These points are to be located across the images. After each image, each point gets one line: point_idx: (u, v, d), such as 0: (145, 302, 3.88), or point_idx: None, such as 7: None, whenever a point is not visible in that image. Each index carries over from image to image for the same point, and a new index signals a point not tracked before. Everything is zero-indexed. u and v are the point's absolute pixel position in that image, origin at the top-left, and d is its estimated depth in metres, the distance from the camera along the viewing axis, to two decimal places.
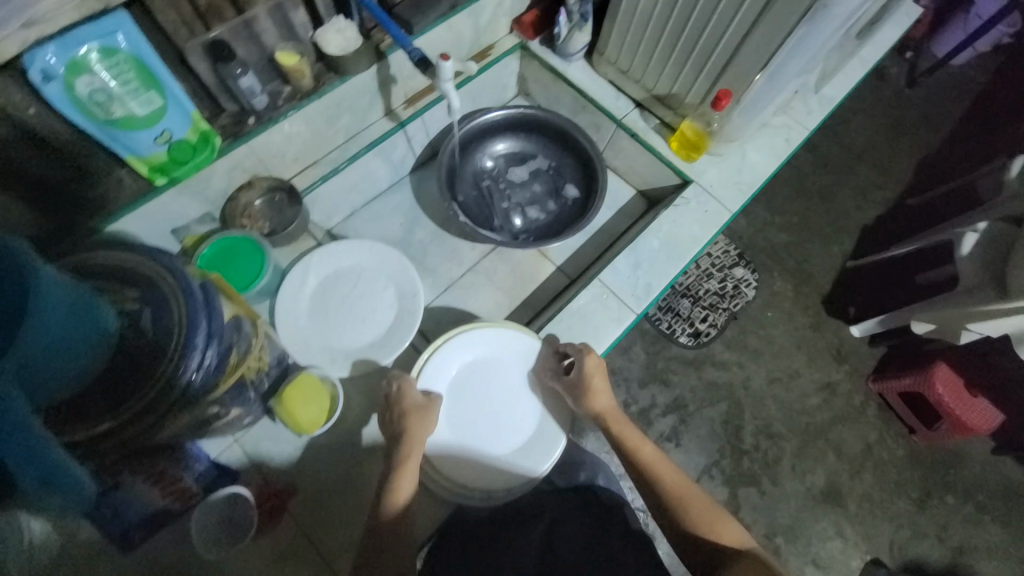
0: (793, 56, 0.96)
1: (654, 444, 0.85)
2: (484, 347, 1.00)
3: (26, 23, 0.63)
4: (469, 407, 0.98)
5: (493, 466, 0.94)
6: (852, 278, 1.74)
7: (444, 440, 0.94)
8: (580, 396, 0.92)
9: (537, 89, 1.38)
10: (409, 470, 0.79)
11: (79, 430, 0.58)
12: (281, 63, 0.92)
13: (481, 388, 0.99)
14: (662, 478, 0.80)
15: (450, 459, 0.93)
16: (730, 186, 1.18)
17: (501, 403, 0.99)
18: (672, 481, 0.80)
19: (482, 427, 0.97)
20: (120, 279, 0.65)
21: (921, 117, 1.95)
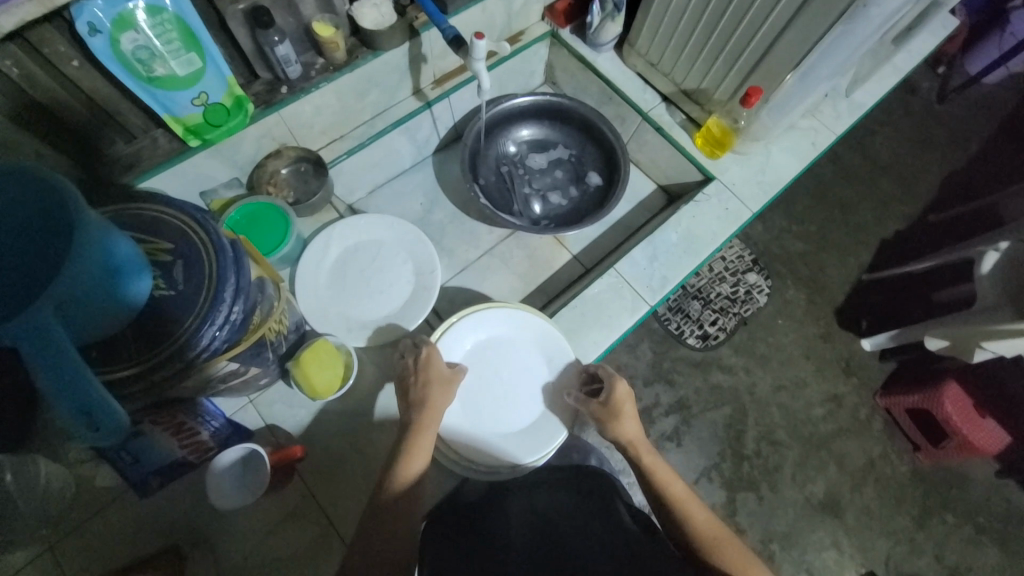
0: (828, 56, 0.95)
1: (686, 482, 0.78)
2: (499, 328, 1.02)
3: None
4: (479, 384, 1.00)
5: (500, 443, 0.95)
6: (867, 290, 1.72)
7: (453, 415, 0.96)
8: (606, 423, 0.86)
9: (564, 78, 1.38)
10: (420, 443, 0.79)
11: (112, 370, 0.60)
12: (316, 33, 0.92)
13: (493, 368, 1.00)
14: (690, 517, 0.74)
15: (458, 435, 0.94)
16: (753, 185, 1.18)
17: (511, 384, 1.01)
18: (702, 521, 0.73)
19: (491, 405, 0.99)
20: (155, 231, 0.67)
21: (949, 133, 1.92)
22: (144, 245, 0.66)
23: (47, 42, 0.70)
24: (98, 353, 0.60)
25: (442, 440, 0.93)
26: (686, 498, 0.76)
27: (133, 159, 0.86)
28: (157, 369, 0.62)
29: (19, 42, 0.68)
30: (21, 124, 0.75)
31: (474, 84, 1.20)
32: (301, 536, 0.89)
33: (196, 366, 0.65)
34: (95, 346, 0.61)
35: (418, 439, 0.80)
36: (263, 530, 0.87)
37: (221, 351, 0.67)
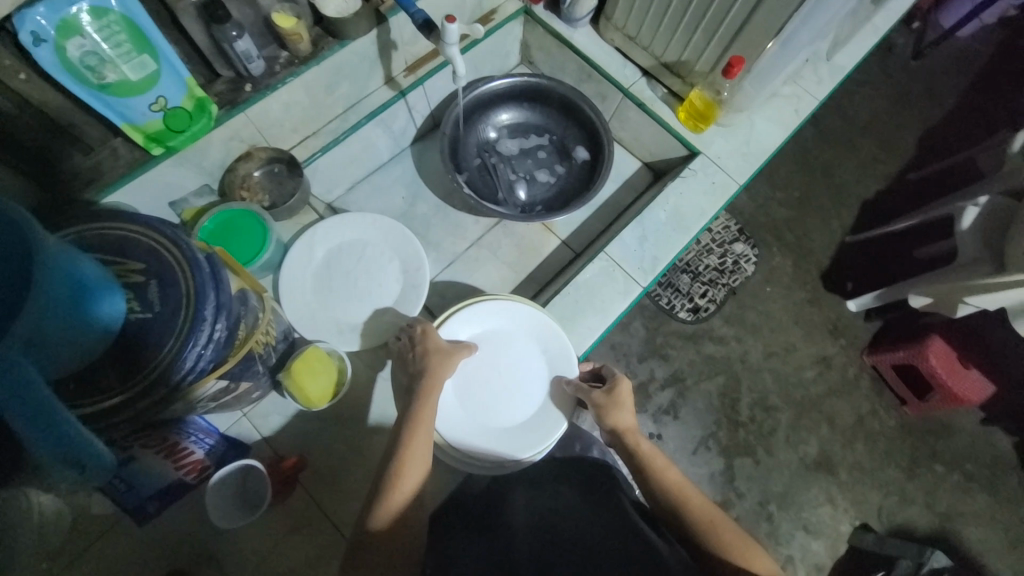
0: (809, 21, 0.93)
1: (680, 470, 0.78)
2: (495, 319, 1.00)
3: None
4: (477, 378, 0.99)
5: (502, 436, 0.96)
6: (852, 253, 1.74)
7: (451, 408, 0.95)
8: (602, 413, 0.87)
9: (540, 57, 1.34)
10: (418, 449, 0.74)
11: (91, 404, 0.58)
12: (278, 25, 0.87)
13: (490, 361, 1.00)
14: (690, 503, 0.73)
15: (457, 429, 0.94)
16: (738, 157, 1.16)
17: (508, 376, 1.00)
18: (698, 506, 0.73)
19: (489, 399, 0.99)
20: (124, 251, 0.64)
21: (926, 89, 1.92)
22: (113, 267, 0.63)
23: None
24: (76, 386, 0.58)
25: (441, 434, 0.93)
26: (680, 485, 0.76)
27: (94, 173, 0.81)
28: (143, 396, 0.59)
29: None
30: None
31: (448, 70, 1.16)
32: (309, 542, 0.88)
33: (184, 389, 0.62)
34: (72, 379, 0.58)
35: (426, 404, 0.79)
36: (269, 540, 0.87)
37: (208, 369, 0.65)
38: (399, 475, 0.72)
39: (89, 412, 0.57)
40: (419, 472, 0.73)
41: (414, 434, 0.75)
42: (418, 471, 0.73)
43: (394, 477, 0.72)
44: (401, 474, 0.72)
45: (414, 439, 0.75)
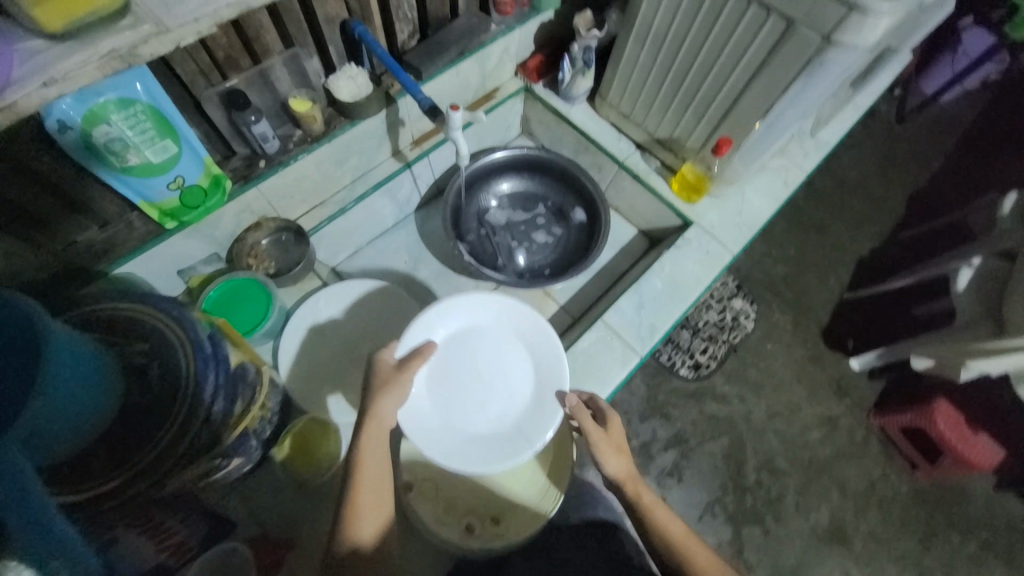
0: (790, 111, 0.99)
1: (684, 521, 0.75)
2: (461, 322, 0.99)
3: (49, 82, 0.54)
4: (456, 384, 0.96)
5: (493, 441, 0.92)
6: (850, 310, 1.75)
7: (434, 417, 0.92)
8: (600, 458, 0.81)
9: (539, 130, 1.41)
10: (368, 481, 0.72)
11: (82, 490, 0.58)
12: (294, 109, 0.94)
13: (467, 361, 0.98)
14: (694, 557, 0.71)
15: (441, 439, 0.90)
16: (731, 228, 1.20)
17: (489, 377, 0.98)
18: (701, 560, 0.70)
19: (472, 401, 0.95)
20: (131, 331, 0.65)
21: (911, 152, 2.00)
22: (117, 350, 0.64)
23: (18, 145, 0.68)
24: (70, 470, 0.58)
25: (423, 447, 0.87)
26: (682, 535, 0.73)
27: (107, 245, 0.84)
28: (131, 485, 0.59)
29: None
30: None
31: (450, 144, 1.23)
32: None
33: (173, 477, 0.62)
34: (67, 463, 0.58)
35: (368, 433, 0.74)
36: None
37: (202, 454, 0.65)
38: (353, 506, 0.70)
39: (81, 501, 0.57)
40: (370, 518, 0.70)
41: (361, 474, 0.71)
42: (364, 523, 0.69)
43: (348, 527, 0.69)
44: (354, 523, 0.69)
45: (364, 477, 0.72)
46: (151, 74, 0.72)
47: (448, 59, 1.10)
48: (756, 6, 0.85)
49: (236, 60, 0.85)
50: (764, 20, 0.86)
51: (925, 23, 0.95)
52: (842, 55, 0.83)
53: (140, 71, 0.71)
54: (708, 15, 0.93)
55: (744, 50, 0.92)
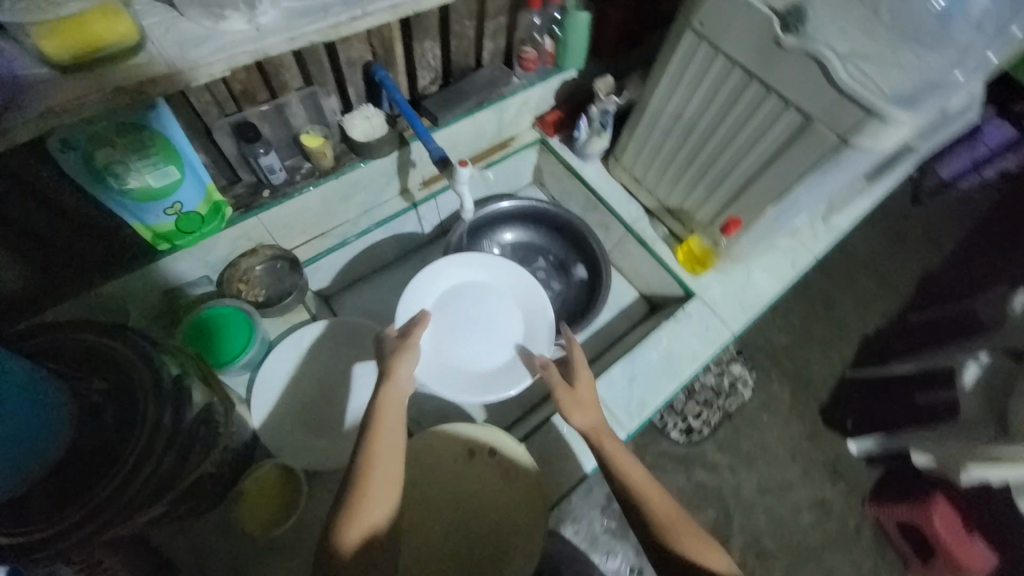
0: (800, 201, 0.98)
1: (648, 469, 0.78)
2: (457, 276, 1.07)
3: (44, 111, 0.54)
4: (453, 332, 1.04)
5: (490, 380, 0.99)
6: (853, 390, 1.68)
7: (444, 360, 1.01)
8: (566, 412, 0.83)
9: (551, 181, 1.41)
10: (383, 433, 0.73)
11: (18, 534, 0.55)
12: (305, 144, 0.94)
13: (468, 308, 1.06)
14: (654, 500, 0.74)
15: (441, 380, 0.97)
16: (735, 306, 1.17)
17: (485, 325, 1.05)
18: (663, 506, 0.74)
19: (469, 346, 1.03)
20: (92, 367, 0.64)
21: (923, 234, 1.97)
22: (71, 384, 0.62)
23: (21, 162, 0.68)
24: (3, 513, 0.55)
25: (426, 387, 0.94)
26: (646, 486, 0.76)
27: (96, 261, 0.83)
28: (74, 531, 0.56)
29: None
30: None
31: (450, 193, 1.23)
32: None
33: (123, 520, 0.59)
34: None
35: (388, 392, 0.78)
36: None
37: (147, 503, 0.62)
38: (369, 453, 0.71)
39: (14, 546, 0.54)
40: (371, 506, 0.67)
41: (372, 456, 0.70)
42: (362, 517, 0.65)
43: (341, 526, 0.65)
44: (353, 521, 0.65)
45: (370, 459, 0.69)
46: (166, 109, 0.73)
47: (465, 108, 1.10)
48: (774, 98, 0.85)
49: (253, 94, 0.86)
50: (781, 112, 0.86)
51: (948, 127, 0.92)
52: (857, 156, 0.82)
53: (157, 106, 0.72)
54: (726, 99, 0.93)
55: (760, 137, 0.92)
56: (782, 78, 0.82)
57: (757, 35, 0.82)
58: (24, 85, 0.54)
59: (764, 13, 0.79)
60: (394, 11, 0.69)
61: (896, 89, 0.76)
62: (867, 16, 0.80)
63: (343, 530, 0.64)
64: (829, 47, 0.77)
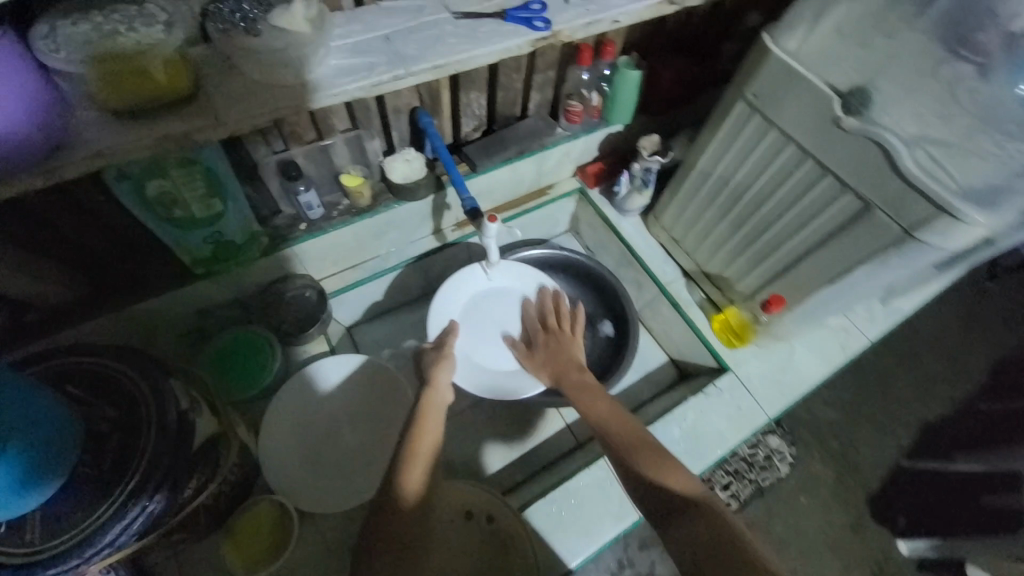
0: (851, 288, 0.90)
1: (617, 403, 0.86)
2: (483, 282, 1.12)
3: (95, 154, 0.58)
4: (482, 332, 1.11)
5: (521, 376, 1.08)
6: (907, 483, 1.50)
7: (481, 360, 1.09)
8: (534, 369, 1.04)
9: (587, 231, 1.38)
10: (428, 423, 0.78)
11: (20, 550, 0.58)
12: (345, 184, 0.96)
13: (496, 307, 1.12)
14: (623, 436, 0.80)
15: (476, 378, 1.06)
16: (771, 386, 1.08)
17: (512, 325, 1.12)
18: (633, 438, 0.79)
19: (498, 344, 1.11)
20: (107, 395, 0.66)
21: (1004, 314, 1.75)
22: (88, 412, 0.65)
23: (84, 192, 0.73)
24: (12, 526, 0.59)
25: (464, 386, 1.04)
26: (616, 420, 0.83)
27: (140, 280, 0.87)
28: (65, 558, 0.58)
29: (60, 194, 0.71)
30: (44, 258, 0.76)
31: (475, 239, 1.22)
32: None
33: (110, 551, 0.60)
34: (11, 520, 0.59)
35: (431, 395, 0.83)
36: None
37: (134, 540, 0.61)
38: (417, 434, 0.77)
39: (17, 566, 0.57)
40: (421, 469, 0.74)
41: (418, 444, 0.75)
42: (417, 468, 0.74)
43: (401, 473, 0.73)
44: (410, 471, 0.73)
45: (421, 431, 0.77)
46: (218, 152, 0.76)
47: (505, 156, 1.10)
48: (831, 179, 0.80)
49: (300, 134, 0.89)
50: (837, 195, 0.80)
51: None
52: (921, 251, 0.75)
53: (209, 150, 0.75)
54: (776, 173, 0.88)
55: (812, 217, 0.86)
56: (839, 160, 0.77)
57: (814, 113, 0.77)
58: (82, 130, 0.59)
59: (823, 91, 0.75)
60: (435, 68, 0.72)
61: (981, 183, 0.67)
62: (942, 98, 0.71)
63: (402, 479, 0.73)
64: (895, 133, 0.71)
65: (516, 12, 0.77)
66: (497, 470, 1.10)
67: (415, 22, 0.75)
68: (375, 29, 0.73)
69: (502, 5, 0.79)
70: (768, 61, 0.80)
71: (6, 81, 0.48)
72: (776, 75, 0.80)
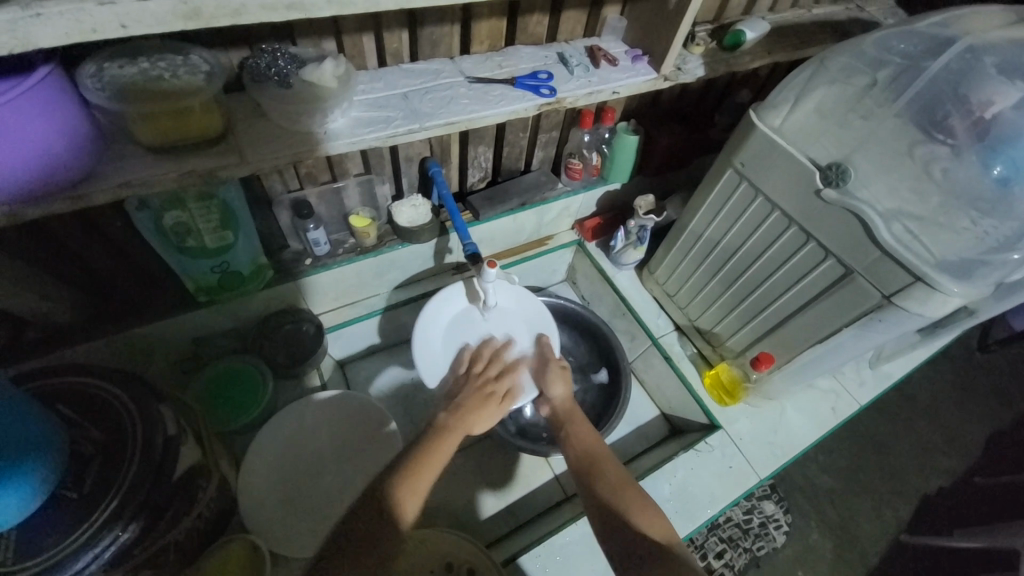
0: (836, 351, 0.93)
1: (602, 439, 0.84)
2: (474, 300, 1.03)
3: (122, 183, 0.62)
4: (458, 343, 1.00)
5: None
6: (906, 559, 1.45)
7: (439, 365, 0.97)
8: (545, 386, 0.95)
9: (583, 282, 1.42)
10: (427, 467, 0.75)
11: None
12: (352, 225, 1.00)
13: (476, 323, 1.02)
14: (604, 469, 0.78)
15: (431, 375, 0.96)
16: (762, 446, 1.08)
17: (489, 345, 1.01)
18: (612, 475, 0.77)
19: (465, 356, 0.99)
20: (96, 417, 0.66)
21: (993, 386, 1.75)
22: (73, 432, 0.64)
23: (105, 218, 0.77)
24: None
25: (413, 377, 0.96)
26: (596, 453, 0.82)
27: (144, 303, 0.89)
28: None
29: (82, 218, 0.75)
30: (54, 275, 0.78)
31: None
32: None
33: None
34: None
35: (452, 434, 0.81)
36: None
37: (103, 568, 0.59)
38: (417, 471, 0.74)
39: None
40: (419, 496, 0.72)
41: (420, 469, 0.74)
42: (418, 487, 0.72)
43: (398, 491, 0.71)
44: (410, 495, 0.71)
45: (429, 449, 0.77)
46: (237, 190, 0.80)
47: (508, 206, 1.16)
48: (814, 245, 0.84)
49: (315, 176, 0.94)
50: (820, 260, 0.85)
51: (1011, 297, 0.84)
52: (902, 317, 0.79)
53: (228, 189, 0.80)
54: (763, 236, 0.93)
55: (797, 279, 0.90)
56: (820, 227, 0.82)
57: (797, 183, 0.83)
58: (111, 160, 0.63)
59: (805, 165, 0.81)
60: (447, 125, 0.78)
61: (957, 255, 0.71)
62: (919, 177, 0.73)
63: (400, 500, 0.70)
64: (873, 205, 0.76)
65: (524, 79, 0.84)
66: (480, 522, 1.07)
67: (432, 83, 0.82)
68: (394, 87, 0.80)
69: (513, 73, 0.87)
70: (755, 133, 0.87)
71: (51, 114, 0.53)
72: (761, 147, 0.86)
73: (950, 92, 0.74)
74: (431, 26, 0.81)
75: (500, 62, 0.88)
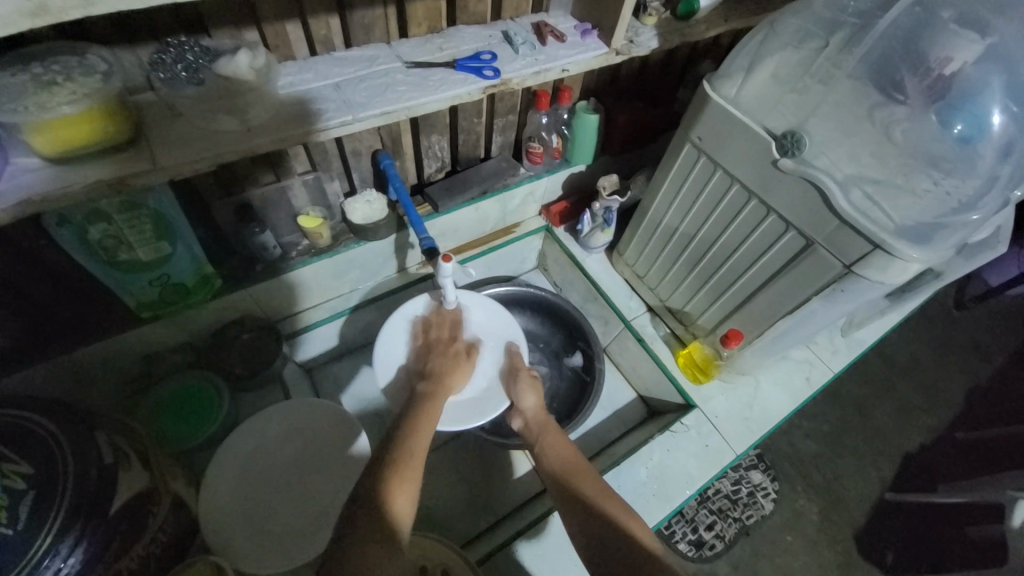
0: (802, 325, 0.92)
1: (580, 452, 0.83)
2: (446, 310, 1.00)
3: (24, 200, 0.57)
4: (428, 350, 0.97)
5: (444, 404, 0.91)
6: (891, 517, 1.47)
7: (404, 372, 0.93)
8: (517, 394, 0.92)
9: (553, 268, 1.39)
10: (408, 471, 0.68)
11: None
12: (303, 225, 0.96)
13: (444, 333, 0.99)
14: (584, 484, 0.77)
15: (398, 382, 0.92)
16: (737, 421, 1.07)
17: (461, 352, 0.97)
18: (591, 489, 0.76)
19: None
20: (20, 449, 0.62)
21: (970, 342, 1.77)
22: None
23: (26, 238, 0.72)
24: None
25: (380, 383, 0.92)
26: (574, 465, 0.81)
27: (81, 324, 0.84)
28: None
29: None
30: None
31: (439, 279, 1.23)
32: None
33: None
34: None
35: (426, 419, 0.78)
36: None
37: None
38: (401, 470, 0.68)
39: None
40: (411, 493, 0.67)
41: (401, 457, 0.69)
42: (409, 486, 0.67)
43: (389, 490, 0.65)
44: (400, 488, 0.66)
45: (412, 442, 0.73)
46: (170, 199, 0.76)
47: (468, 196, 1.12)
48: (774, 218, 0.82)
49: (256, 177, 0.90)
50: (781, 232, 0.83)
51: (977, 257, 0.84)
52: (862, 286, 0.78)
53: (160, 198, 0.75)
54: (724, 210, 0.91)
55: (760, 254, 0.88)
56: (777, 197, 0.80)
57: (754, 154, 0.80)
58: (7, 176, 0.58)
59: (760, 135, 0.79)
60: (384, 114, 0.74)
61: (915, 219, 0.69)
62: (877, 141, 0.71)
63: (392, 495, 0.65)
64: (830, 174, 0.74)
65: (466, 62, 0.80)
66: (461, 517, 1.06)
67: (367, 71, 0.77)
68: (326, 77, 0.75)
69: (454, 55, 0.82)
70: (709, 106, 0.84)
71: None
72: (716, 119, 0.84)
73: (908, 50, 0.71)
74: (361, 10, 0.75)
75: (440, 44, 0.83)
